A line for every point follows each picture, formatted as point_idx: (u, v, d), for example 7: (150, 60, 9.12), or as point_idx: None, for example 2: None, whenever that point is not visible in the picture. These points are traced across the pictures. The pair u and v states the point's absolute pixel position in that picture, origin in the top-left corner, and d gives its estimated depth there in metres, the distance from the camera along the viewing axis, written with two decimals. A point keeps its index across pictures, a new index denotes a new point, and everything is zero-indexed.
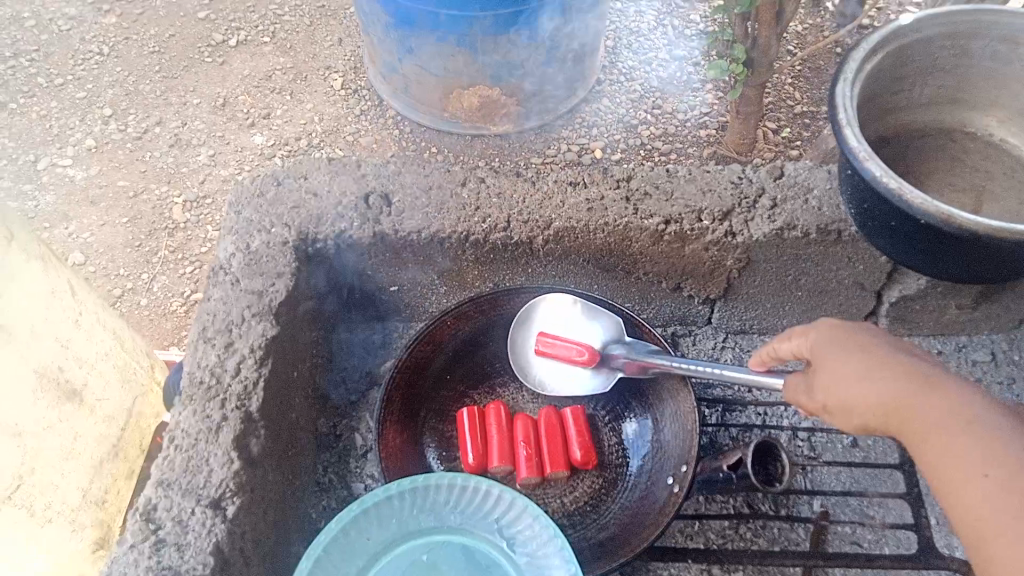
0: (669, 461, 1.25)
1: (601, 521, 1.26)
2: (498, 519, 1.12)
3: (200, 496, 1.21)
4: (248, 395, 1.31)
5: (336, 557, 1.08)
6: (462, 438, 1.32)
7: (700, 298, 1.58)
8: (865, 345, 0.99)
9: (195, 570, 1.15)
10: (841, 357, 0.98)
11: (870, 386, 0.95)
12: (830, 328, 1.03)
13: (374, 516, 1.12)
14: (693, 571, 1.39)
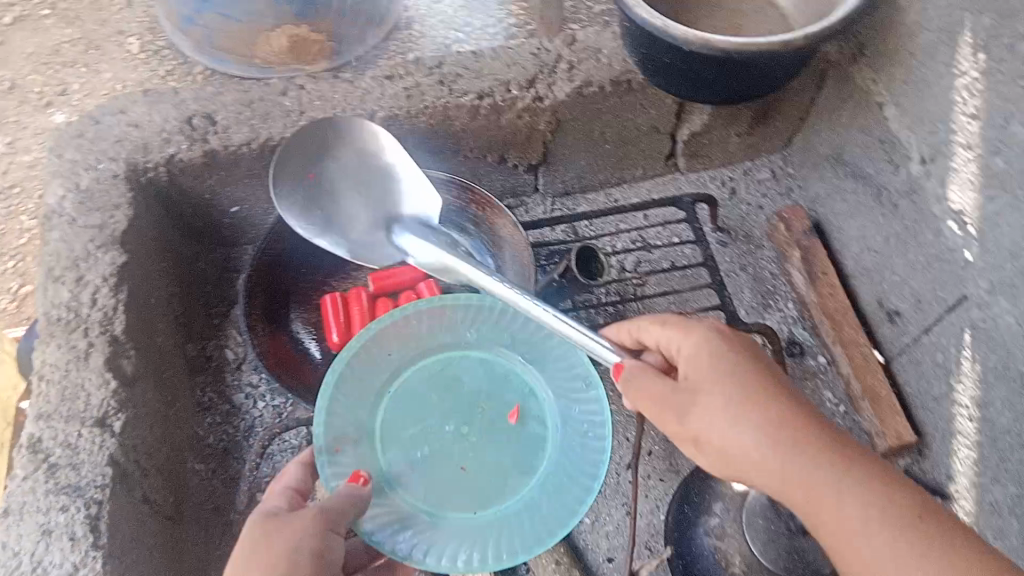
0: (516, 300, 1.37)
1: None
2: (516, 335, 1.25)
3: (85, 418, 1.25)
4: (110, 321, 1.34)
5: (359, 370, 1.20)
6: (329, 333, 1.34)
7: (523, 167, 1.69)
8: (749, 388, 0.99)
9: (95, 482, 1.19)
10: (726, 405, 0.98)
11: (754, 443, 0.95)
12: (710, 360, 1.02)
13: (394, 336, 1.23)
14: None
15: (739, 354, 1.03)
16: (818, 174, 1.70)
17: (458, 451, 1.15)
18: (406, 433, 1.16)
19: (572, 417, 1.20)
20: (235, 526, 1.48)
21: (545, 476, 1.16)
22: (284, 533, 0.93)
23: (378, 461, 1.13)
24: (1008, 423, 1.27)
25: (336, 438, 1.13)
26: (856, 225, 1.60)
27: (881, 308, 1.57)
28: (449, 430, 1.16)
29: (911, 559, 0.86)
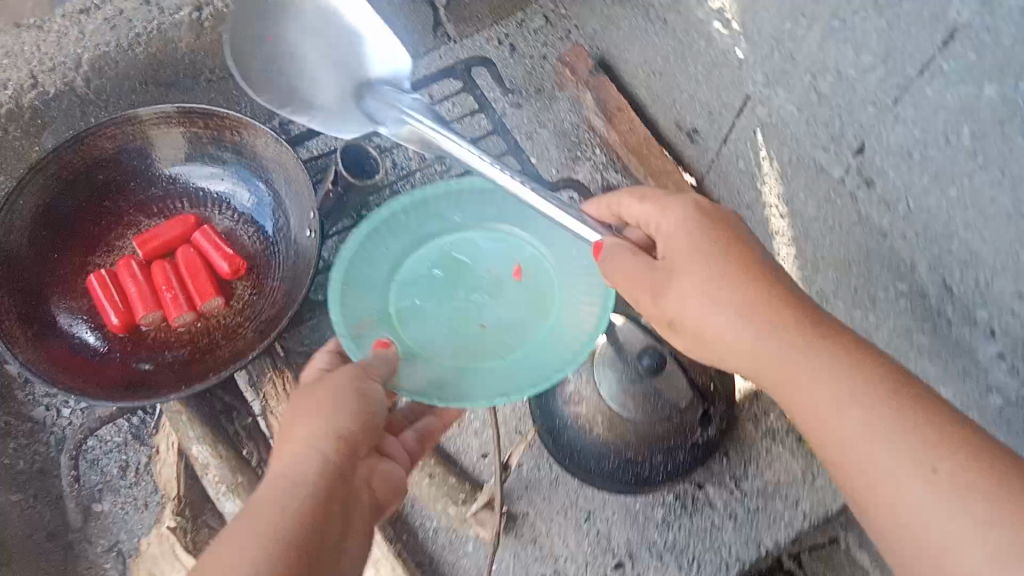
0: (300, 214, 1.21)
1: (270, 302, 1.20)
2: (500, 198, 1.16)
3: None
4: None
5: (360, 258, 1.08)
6: (107, 319, 1.16)
7: None
8: (733, 267, 0.85)
9: None
10: (703, 282, 0.85)
11: (736, 321, 0.82)
12: (692, 236, 0.89)
13: (390, 225, 1.11)
14: None
15: (723, 230, 0.89)
16: (589, 10, 1.65)
17: (475, 314, 1.07)
18: (424, 307, 1.07)
19: (577, 259, 1.10)
20: (77, 547, 1.28)
21: (560, 322, 1.06)
22: (322, 388, 0.86)
23: (403, 342, 1.03)
24: (814, 207, 1.29)
25: (354, 321, 1.03)
26: (637, 54, 1.57)
27: (681, 130, 1.56)
28: (462, 296, 1.09)
29: (891, 437, 0.68)
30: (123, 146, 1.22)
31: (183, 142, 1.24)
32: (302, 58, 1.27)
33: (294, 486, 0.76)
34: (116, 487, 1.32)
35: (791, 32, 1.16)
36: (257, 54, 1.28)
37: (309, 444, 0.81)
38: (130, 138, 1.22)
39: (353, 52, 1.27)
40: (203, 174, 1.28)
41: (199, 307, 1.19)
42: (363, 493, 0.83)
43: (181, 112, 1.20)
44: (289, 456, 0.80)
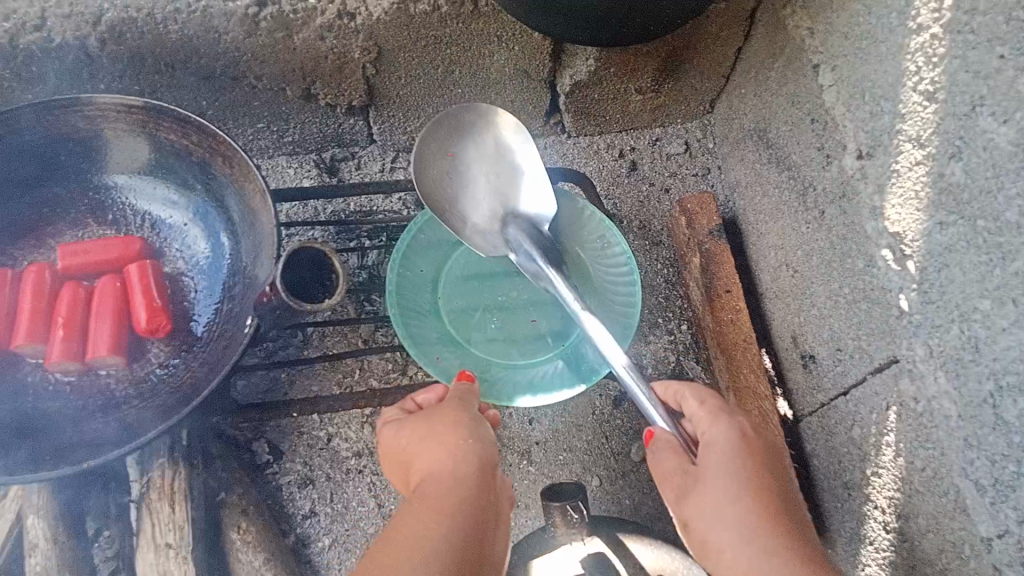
0: (250, 293, 0.94)
1: (174, 384, 0.94)
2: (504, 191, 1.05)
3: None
4: None
5: (408, 291, 1.01)
6: None
7: (343, 106, 1.26)
8: (755, 489, 0.77)
9: None
10: (721, 497, 0.77)
11: (737, 540, 0.74)
12: (723, 448, 0.80)
13: (417, 249, 1.04)
14: (353, 425, 1.19)
15: (756, 463, 0.80)
16: (738, 156, 1.32)
17: (522, 312, 1.03)
18: (473, 322, 1.02)
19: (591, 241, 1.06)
20: None
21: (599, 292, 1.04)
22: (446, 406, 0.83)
23: (469, 355, 0.99)
24: (932, 549, 0.90)
25: (427, 349, 0.98)
26: (775, 234, 1.21)
27: (795, 349, 1.18)
28: (504, 300, 1.04)
29: None
30: (81, 136, 0.96)
31: (153, 153, 0.99)
32: (468, 182, 1.04)
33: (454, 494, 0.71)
34: None
35: (987, 314, 0.77)
36: (426, 166, 1.02)
37: (454, 447, 0.77)
38: (90, 131, 0.96)
39: (512, 183, 1.04)
40: (171, 197, 1.03)
41: (90, 360, 0.93)
42: (504, 511, 0.77)
43: (162, 120, 0.94)
44: (432, 464, 0.76)
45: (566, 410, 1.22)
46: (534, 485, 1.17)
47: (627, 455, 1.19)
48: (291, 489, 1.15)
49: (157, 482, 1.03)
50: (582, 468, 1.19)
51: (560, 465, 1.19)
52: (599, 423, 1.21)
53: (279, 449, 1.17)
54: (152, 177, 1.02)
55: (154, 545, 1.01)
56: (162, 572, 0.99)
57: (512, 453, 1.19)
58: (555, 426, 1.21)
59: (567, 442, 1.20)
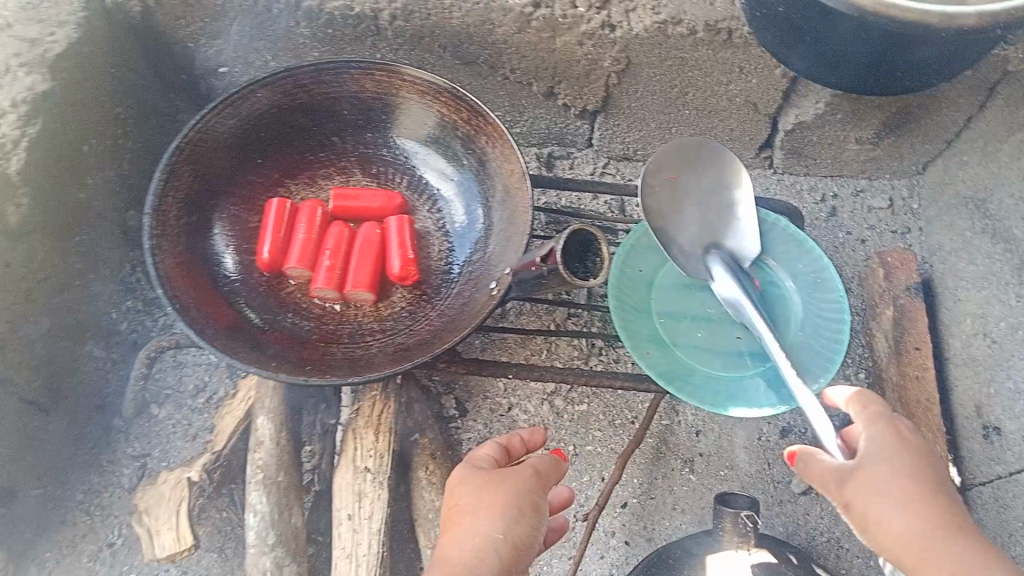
0: (497, 263, 1.03)
1: (412, 329, 1.04)
2: (726, 212, 1.12)
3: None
4: (6, 155, 1.03)
5: (627, 287, 1.09)
6: (258, 254, 1.05)
7: (577, 109, 1.36)
8: (920, 476, 0.76)
9: None
10: (892, 473, 0.75)
11: (909, 515, 0.73)
12: (883, 438, 0.78)
13: (639, 252, 1.12)
14: (534, 400, 1.26)
15: (916, 451, 0.78)
16: (947, 222, 1.34)
17: (727, 326, 1.08)
18: (680, 327, 1.08)
19: (801, 273, 1.12)
20: (113, 434, 1.20)
21: (805, 322, 1.08)
22: (507, 480, 0.87)
23: (674, 357, 1.05)
24: None
25: (637, 344, 1.05)
26: (976, 302, 1.23)
27: (978, 418, 1.19)
28: (712, 312, 1.09)
29: None
30: (375, 97, 1.09)
31: (432, 124, 1.11)
32: (683, 207, 1.10)
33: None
34: (182, 402, 1.22)
35: None
36: (654, 182, 1.09)
37: (486, 530, 0.81)
38: (384, 95, 1.09)
39: (722, 217, 1.11)
40: (431, 165, 1.14)
41: (347, 292, 1.05)
42: None
43: (448, 93, 1.05)
44: (463, 537, 0.81)
45: (733, 430, 1.26)
46: (693, 492, 1.21)
47: (787, 485, 1.22)
48: (470, 445, 1.24)
49: (365, 411, 1.14)
50: (741, 487, 1.22)
51: (719, 480, 1.22)
52: (763, 449, 1.25)
53: (465, 408, 1.26)
54: (421, 144, 1.14)
55: (354, 467, 1.12)
56: (358, 492, 1.10)
57: (676, 459, 1.23)
58: (721, 442, 1.25)
59: (731, 459, 1.23)
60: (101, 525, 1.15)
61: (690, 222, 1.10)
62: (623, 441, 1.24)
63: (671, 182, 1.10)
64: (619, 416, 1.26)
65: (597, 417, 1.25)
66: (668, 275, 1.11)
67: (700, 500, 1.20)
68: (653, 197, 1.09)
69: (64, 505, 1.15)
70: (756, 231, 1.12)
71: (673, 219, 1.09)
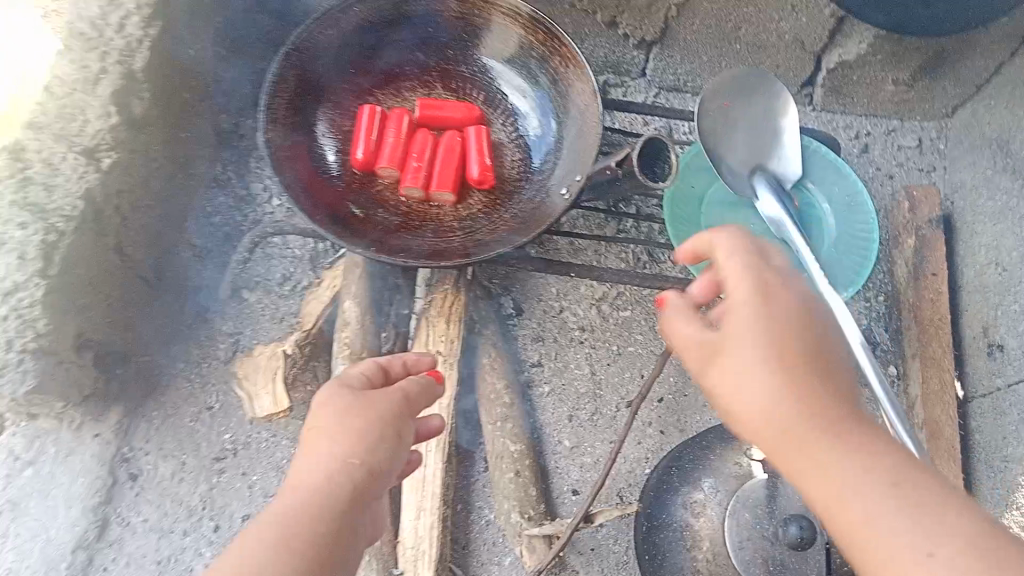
0: (566, 173, 1.15)
1: (488, 228, 1.17)
2: (773, 138, 1.23)
3: (73, 143, 1.07)
4: (132, 54, 1.14)
5: (679, 201, 1.22)
6: (353, 155, 1.17)
7: (635, 40, 1.46)
8: (784, 333, 0.67)
9: (63, 211, 1.05)
10: (748, 323, 0.68)
11: (759, 381, 0.65)
12: (756, 311, 0.68)
13: (692, 170, 1.24)
14: (583, 304, 1.39)
15: (761, 288, 0.70)
16: (970, 161, 1.46)
17: (767, 241, 1.21)
18: None
19: (837, 196, 1.24)
20: (209, 314, 1.34)
21: (837, 240, 1.21)
22: (370, 407, 0.87)
23: None
24: None
25: None
26: (992, 234, 1.35)
27: (984, 337, 1.33)
28: (754, 227, 1.22)
29: (911, 515, 0.53)
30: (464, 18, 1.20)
31: (515, 44, 1.21)
32: (734, 132, 1.21)
33: (326, 494, 0.77)
34: (271, 288, 1.36)
35: None
36: (709, 109, 1.20)
37: (339, 449, 0.81)
38: (473, 16, 1.20)
39: (769, 143, 1.23)
40: (510, 82, 1.25)
41: (430, 192, 1.17)
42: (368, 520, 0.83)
43: (530, 17, 1.15)
44: (312, 461, 0.81)
45: None
46: None
47: None
48: (525, 341, 1.37)
49: (437, 302, 1.28)
50: None
51: None
52: None
53: (521, 308, 1.40)
54: (502, 62, 1.24)
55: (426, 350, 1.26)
56: None
57: None
58: None
59: None
60: (201, 391, 1.31)
61: (740, 146, 1.22)
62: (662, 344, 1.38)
63: (724, 109, 1.21)
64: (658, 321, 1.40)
65: (639, 322, 1.39)
66: (718, 191, 1.23)
67: None
68: (708, 122, 1.20)
69: (168, 371, 1.31)
70: (800, 156, 1.24)
71: (725, 142, 1.21)
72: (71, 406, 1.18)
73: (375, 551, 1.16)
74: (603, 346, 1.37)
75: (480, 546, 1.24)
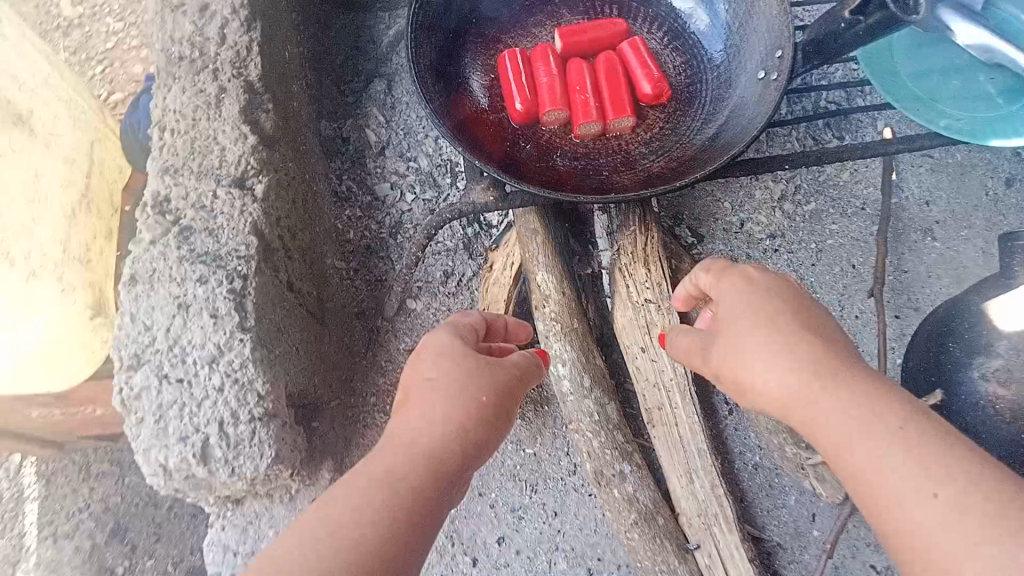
0: (754, 55, 1.01)
1: (684, 145, 1.04)
2: None
3: (219, 177, 0.95)
4: (244, 64, 1.01)
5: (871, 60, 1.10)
6: (512, 106, 1.04)
7: None
8: (788, 315, 0.81)
9: (237, 252, 0.91)
10: (741, 318, 0.83)
11: (768, 360, 0.78)
12: (746, 301, 0.84)
13: None
14: (765, 211, 1.29)
15: (772, 304, 0.84)
16: None
17: (976, 73, 1.08)
18: (929, 85, 1.09)
19: None
20: (382, 335, 1.22)
21: None
22: (459, 364, 0.78)
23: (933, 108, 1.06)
24: None
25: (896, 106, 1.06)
26: None
27: None
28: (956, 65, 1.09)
29: (934, 464, 0.62)
30: None
31: None
32: None
33: (414, 454, 0.69)
34: (436, 290, 1.23)
35: None
36: None
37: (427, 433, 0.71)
38: None
39: None
40: None
41: (609, 122, 1.04)
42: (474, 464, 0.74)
43: None
44: (404, 426, 0.72)
45: (960, 194, 1.30)
46: (943, 257, 1.26)
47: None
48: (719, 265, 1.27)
49: (629, 248, 1.16)
50: (986, 243, 1.26)
51: (964, 240, 1.27)
52: (993, 202, 1.29)
53: (701, 234, 1.29)
54: None
55: (636, 302, 1.14)
56: (647, 321, 1.13)
57: (915, 231, 1.28)
58: (951, 208, 1.29)
59: (967, 219, 1.28)
60: None
61: None
62: (862, 228, 1.28)
63: None
64: (848, 207, 1.29)
65: (828, 212, 1.29)
66: (902, 34, 1.12)
67: (952, 263, 1.26)
68: None
69: (361, 409, 1.17)
70: None
71: None
72: (290, 478, 0.96)
73: (664, 529, 1.04)
74: (802, 248, 1.27)
75: (756, 494, 1.12)
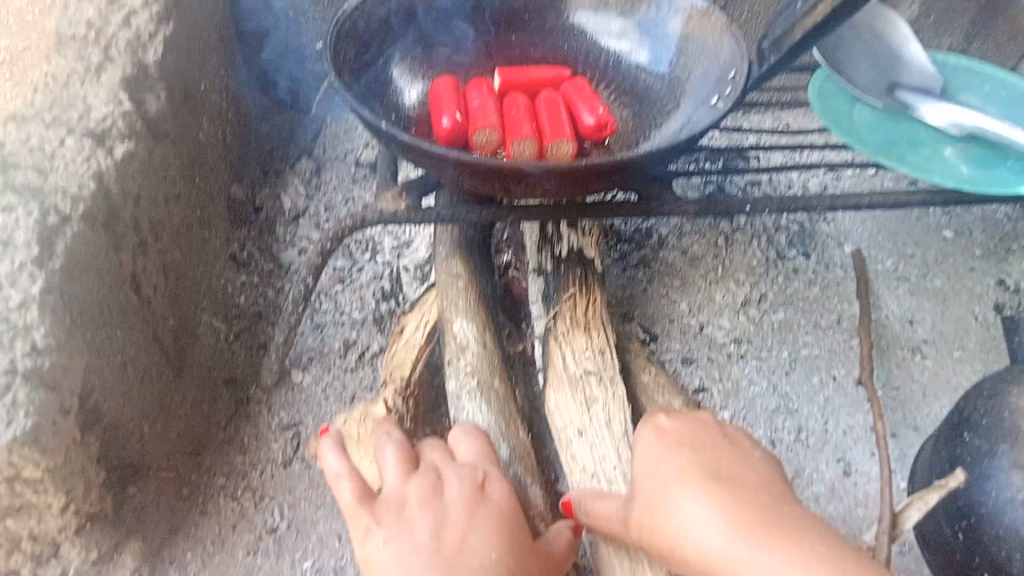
0: (711, 76, 0.94)
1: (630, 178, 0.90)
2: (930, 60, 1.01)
3: (73, 129, 0.76)
4: (141, 47, 0.85)
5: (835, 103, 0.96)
6: (437, 122, 0.93)
7: None
8: (738, 471, 0.58)
9: (66, 191, 0.72)
10: (678, 461, 0.59)
11: (725, 515, 0.53)
12: (664, 449, 0.61)
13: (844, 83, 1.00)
14: (727, 314, 1.13)
15: (711, 451, 0.61)
16: None
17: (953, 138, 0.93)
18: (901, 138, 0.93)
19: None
20: (251, 408, 0.97)
21: None
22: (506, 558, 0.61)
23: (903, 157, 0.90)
24: None
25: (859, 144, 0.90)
26: None
27: None
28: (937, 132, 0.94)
29: None
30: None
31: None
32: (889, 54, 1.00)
33: None
34: (332, 362, 1.02)
35: None
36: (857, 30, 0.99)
37: None
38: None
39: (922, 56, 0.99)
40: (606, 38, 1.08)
41: (546, 143, 0.93)
42: None
43: None
44: None
45: (946, 314, 1.15)
46: (938, 377, 1.09)
47: None
48: (676, 364, 1.07)
49: (569, 314, 0.97)
50: (984, 365, 1.10)
51: (958, 361, 1.10)
52: (986, 326, 1.14)
53: (655, 331, 1.11)
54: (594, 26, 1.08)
55: (573, 372, 0.92)
56: (586, 396, 0.89)
57: (902, 347, 1.11)
58: (939, 328, 1.14)
59: (959, 340, 1.12)
60: (255, 510, 0.89)
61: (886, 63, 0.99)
62: (841, 340, 1.11)
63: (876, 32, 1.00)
64: (822, 317, 1.13)
65: (799, 322, 1.12)
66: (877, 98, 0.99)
67: (950, 384, 1.08)
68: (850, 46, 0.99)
69: (202, 492, 0.89)
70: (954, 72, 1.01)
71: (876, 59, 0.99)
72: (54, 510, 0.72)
73: None
74: (772, 355, 1.09)
75: None
